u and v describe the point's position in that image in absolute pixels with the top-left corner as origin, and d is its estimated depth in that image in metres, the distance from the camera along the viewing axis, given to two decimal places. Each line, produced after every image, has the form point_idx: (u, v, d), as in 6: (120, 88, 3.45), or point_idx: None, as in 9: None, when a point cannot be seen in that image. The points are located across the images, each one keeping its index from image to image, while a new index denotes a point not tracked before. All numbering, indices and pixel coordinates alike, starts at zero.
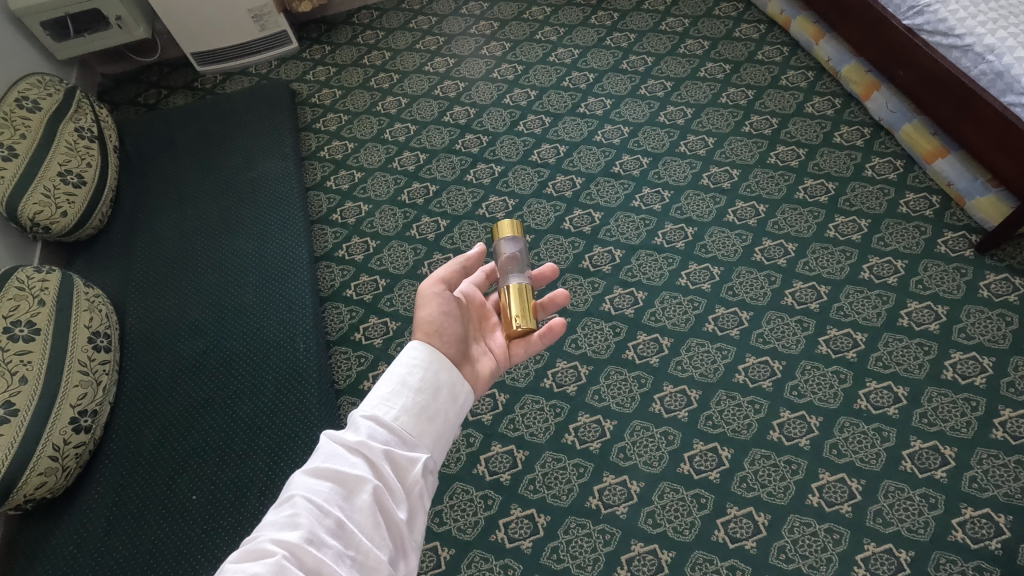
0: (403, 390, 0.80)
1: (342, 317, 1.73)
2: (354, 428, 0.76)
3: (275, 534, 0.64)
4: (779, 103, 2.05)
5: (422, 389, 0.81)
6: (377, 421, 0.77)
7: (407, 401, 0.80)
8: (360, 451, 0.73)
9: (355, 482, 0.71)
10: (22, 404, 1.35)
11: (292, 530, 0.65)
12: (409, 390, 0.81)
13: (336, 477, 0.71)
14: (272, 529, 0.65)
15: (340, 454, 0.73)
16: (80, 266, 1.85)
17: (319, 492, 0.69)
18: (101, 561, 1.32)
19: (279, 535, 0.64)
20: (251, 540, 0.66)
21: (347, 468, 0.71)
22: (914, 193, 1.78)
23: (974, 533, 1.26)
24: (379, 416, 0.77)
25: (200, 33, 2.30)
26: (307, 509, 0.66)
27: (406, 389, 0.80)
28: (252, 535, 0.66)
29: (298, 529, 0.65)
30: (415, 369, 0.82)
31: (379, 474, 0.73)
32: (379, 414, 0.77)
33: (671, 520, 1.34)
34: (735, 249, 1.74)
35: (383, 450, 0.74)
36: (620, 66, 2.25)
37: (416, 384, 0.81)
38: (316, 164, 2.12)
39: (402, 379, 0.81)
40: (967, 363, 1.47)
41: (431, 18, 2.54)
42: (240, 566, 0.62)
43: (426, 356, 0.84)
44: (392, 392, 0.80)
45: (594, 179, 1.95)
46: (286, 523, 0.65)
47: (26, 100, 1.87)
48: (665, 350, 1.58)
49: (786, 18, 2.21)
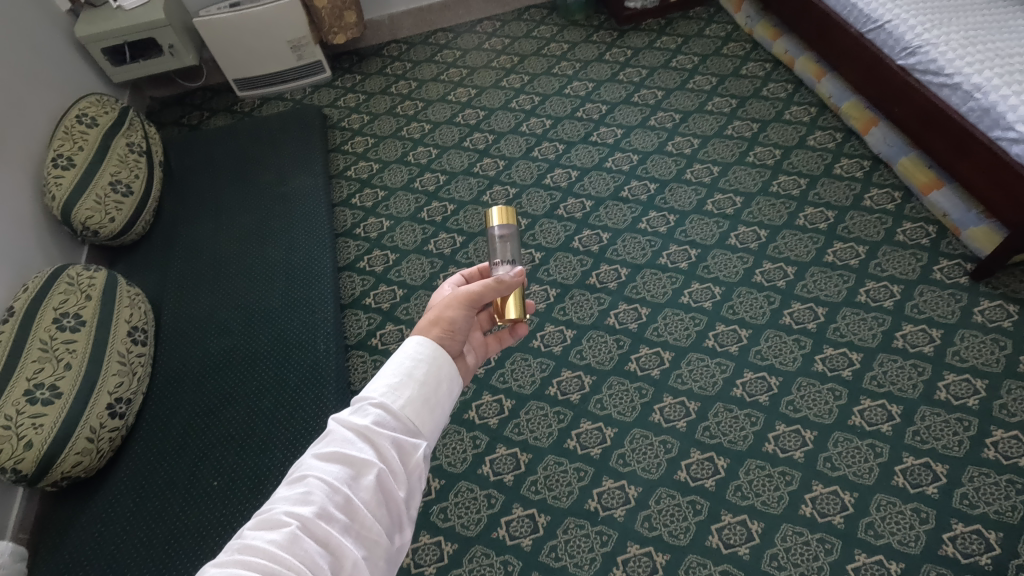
0: (407, 382, 0.73)
1: (361, 322, 1.84)
2: (360, 412, 0.70)
3: (288, 508, 0.61)
4: (782, 136, 2.16)
5: (427, 382, 0.75)
6: (384, 407, 0.71)
7: (412, 393, 0.73)
8: (367, 435, 0.68)
9: (362, 464, 0.66)
10: (65, 387, 1.48)
11: (304, 505, 0.61)
12: (414, 382, 0.74)
13: (343, 458, 0.66)
14: (284, 502, 0.61)
15: (347, 436, 0.67)
16: (123, 269, 2.01)
17: (329, 470, 0.65)
18: (126, 538, 1.41)
19: (292, 509, 0.61)
20: (260, 513, 0.62)
21: (354, 451, 0.66)
22: (911, 222, 1.85)
23: (965, 548, 1.29)
24: (387, 404, 0.71)
25: (243, 61, 2.49)
26: (319, 486, 0.63)
27: (411, 381, 0.74)
28: (263, 507, 0.63)
29: (309, 506, 0.61)
30: (420, 362, 0.75)
31: (384, 458, 0.68)
32: (387, 401, 0.71)
33: (667, 525, 1.39)
34: (737, 270, 1.82)
35: (389, 436, 0.69)
36: (632, 99, 2.38)
37: (421, 378, 0.74)
38: (342, 182, 2.27)
39: (408, 371, 0.74)
40: (960, 385, 1.52)
41: (455, 52, 2.72)
42: (251, 539, 0.58)
43: (431, 352, 0.77)
44: (396, 384, 0.73)
45: (604, 203, 2.06)
46: (298, 499, 0.62)
47: (86, 117, 2.06)
48: (666, 363, 1.65)
49: (790, 57, 2.33)
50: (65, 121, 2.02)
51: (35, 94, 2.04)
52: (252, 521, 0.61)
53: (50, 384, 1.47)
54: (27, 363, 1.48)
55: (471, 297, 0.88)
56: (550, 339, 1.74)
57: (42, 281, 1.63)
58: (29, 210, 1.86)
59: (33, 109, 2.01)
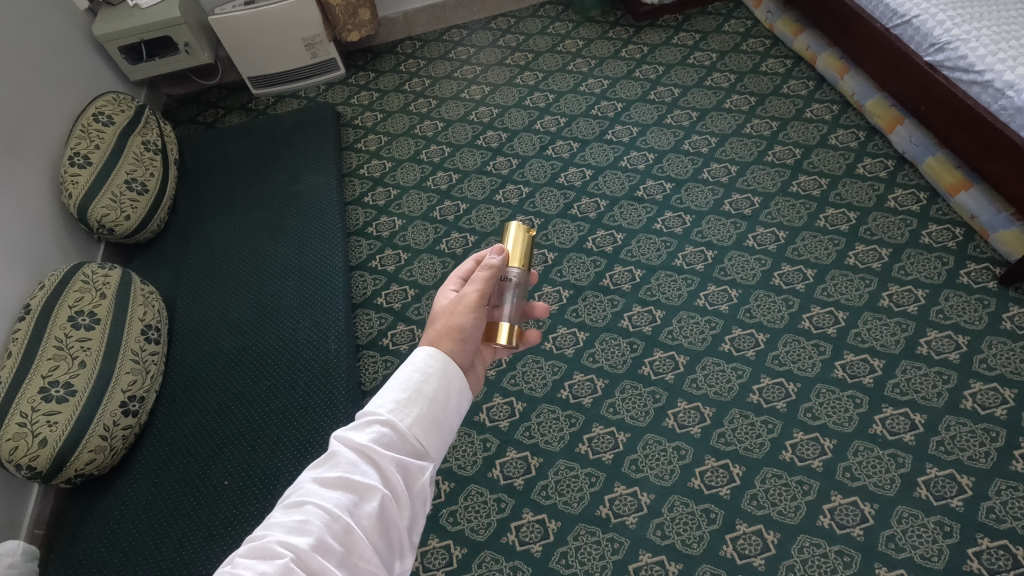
0: (415, 398, 0.68)
1: (372, 322, 1.83)
2: (367, 431, 0.65)
3: (282, 537, 0.56)
4: (803, 134, 2.10)
5: (436, 400, 0.69)
6: (391, 425, 0.66)
7: (421, 410, 0.68)
8: (370, 457, 0.64)
9: (366, 489, 0.61)
10: (80, 385, 1.50)
11: (300, 535, 0.57)
12: (424, 399, 0.68)
13: (345, 483, 0.61)
14: (279, 531, 0.57)
15: (350, 457, 0.63)
16: (138, 266, 2.02)
17: (331, 497, 0.60)
18: (138, 535, 1.42)
19: (286, 539, 0.56)
20: (254, 540, 0.58)
21: (358, 476, 0.62)
22: (937, 224, 1.79)
23: (990, 564, 1.25)
24: (394, 422, 0.66)
25: (258, 60, 2.50)
26: (317, 515, 0.58)
27: (420, 398, 0.68)
28: (255, 534, 0.59)
29: (305, 536, 0.56)
30: (429, 376, 0.70)
31: (388, 482, 0.63)
32: (394, 419, 0.66)
33: (680, 533, 1.36)
34: (755, 273, 1.78)
35: (395, 458, 0.64)
36: (648, 96, 2.34)
37: (431, 394, 0.69)
38: (355, 181, 2.26)
39: (417, 386, 0.69)
40: (987, 394, 1.47)
41: (469, 49, 2.70)
42: (241, 570, 0.54)
43: (441, 364, 0.72)
44: (403, 400, 0.68)
45: (618, 203, 2.03)
46: (293, 527, 0.57)
47: (103, 115, 2.08)
48: (681, 367, 1.62)
49: (811, 53, 2.27)
50: (82, 120, 2.04)
51: (53, 93, 2.06)
52: (244, 548, 0.57)
53: (65, 381, 1.49)
54: (42, 360, 1.49)
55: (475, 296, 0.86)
56: (562, 341, 1.72)
57: (58, 280, 1.65)
58: (47, 208, 1.88)
59: (51, 109, 2.03)
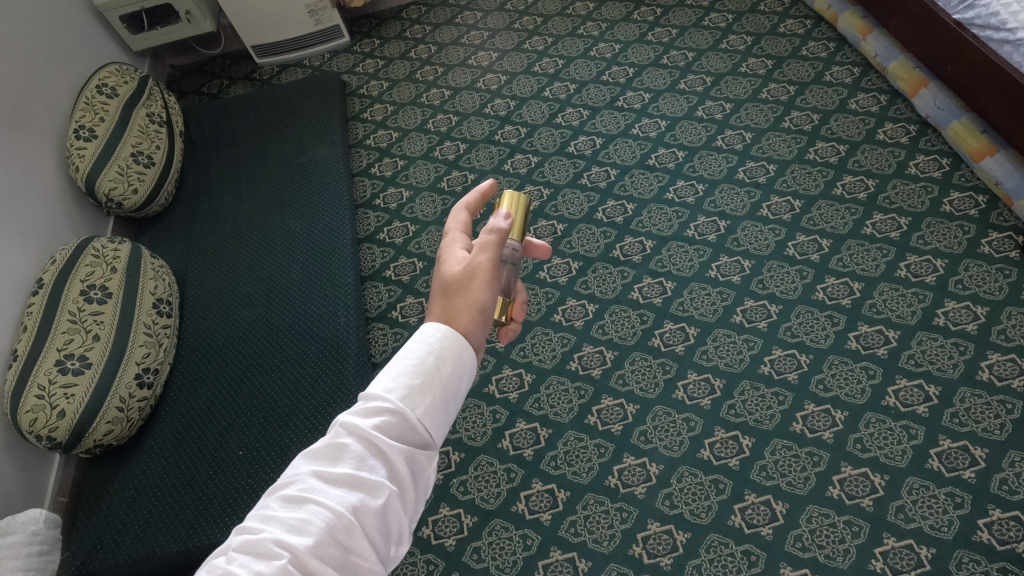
0: (428, 381, 0.64)
1: (381, 295, 1.83)
2: (374, 420, 0.61)
3: (280, 536, 0.54)
4: (822, 100, 2.03)
5: (449, 385, 0.65)
6: (400, 415, 0.62)
7: (433, 397, 0.64)
8: (378, 450, 0.60)
9: (372, 486, 0.59)
10: (95, 357, 1.52)
11: (299, 535, 0.54)
12: (439, 385, 0.64)
13: (351, 479, 0.58)
14: (278, 528, 0.55)
15: (357, 451, 0.60)
16: (148, 240, 2.03)
17: (335, 494, 0.57)
18: (158, 502, 1.46)
19: (283, 538, 0.54)
20: (251, 533, 0.56)
21: (366, 473, 0.59)
22: (959, 191, 1.73)
23: (1001, 534, 1.24)
24: (404, 411, 0.62)
25: (261, 27, 2.45)
26: (318, 514, 0.55)
27: (434, 382, 0.64)
28: (253, 526, 0.57)
29: (305, 537, 0.54)
30: (444, 359, 0.66)
31: (395, 476, 0.60)
32: (404, 408, 0.62)
33: (688, 503, 1.37)
34: (768, 243, 1.74)
35: (403, 450, 0.61)
36: (661, 61, 2.27)
37: (446, 380, 0.65)
38: (362, 152, 2.23)
39: (432, 369, 0.65)
40: (1004, 364, 1.44)
41: (476, 14, 2.62)
42: (237, 568, 0.53)
43: (456, 346, 0.67)
44: (414, 386, 0.64)
45: (629, 171, 1.98)
46: (293, 526, 0.55)
47: (106, 87, 2.06)
48: (691, 339, 1.61)
49: (833, 13, 2.17)
50: (86, 91, 2.02)
51: (55, 64, 2.03)
52: (239, 540, 0.55)
53: (80, 355, 1.51)
54: (57, 334, 1.52)
55: (496, 270, 0.77)
56: (572, 313, 1.71)
57: (70, 254, 1.67)
58: (56, 183, 1.88)
59: (55, 80, 2.01)
